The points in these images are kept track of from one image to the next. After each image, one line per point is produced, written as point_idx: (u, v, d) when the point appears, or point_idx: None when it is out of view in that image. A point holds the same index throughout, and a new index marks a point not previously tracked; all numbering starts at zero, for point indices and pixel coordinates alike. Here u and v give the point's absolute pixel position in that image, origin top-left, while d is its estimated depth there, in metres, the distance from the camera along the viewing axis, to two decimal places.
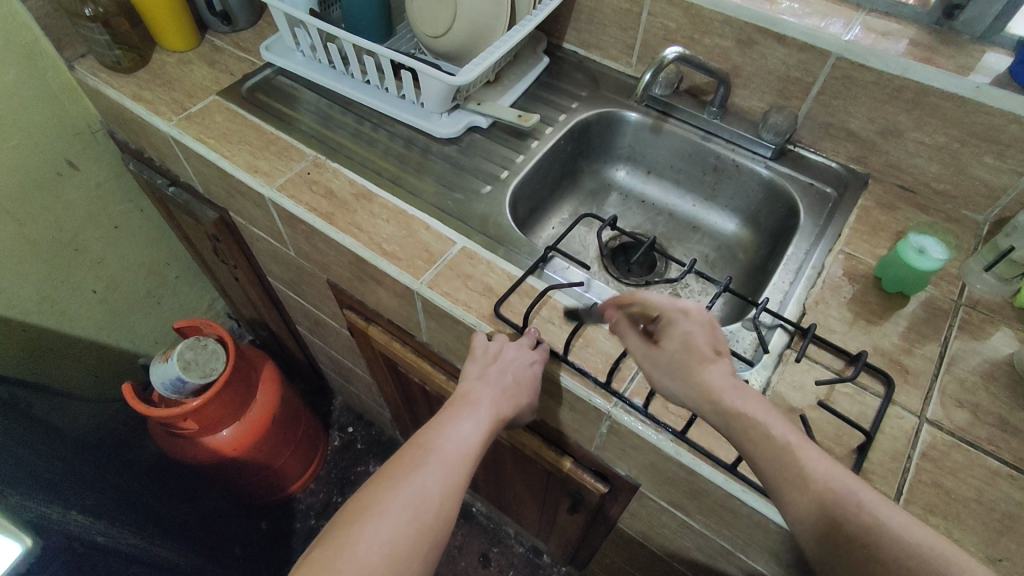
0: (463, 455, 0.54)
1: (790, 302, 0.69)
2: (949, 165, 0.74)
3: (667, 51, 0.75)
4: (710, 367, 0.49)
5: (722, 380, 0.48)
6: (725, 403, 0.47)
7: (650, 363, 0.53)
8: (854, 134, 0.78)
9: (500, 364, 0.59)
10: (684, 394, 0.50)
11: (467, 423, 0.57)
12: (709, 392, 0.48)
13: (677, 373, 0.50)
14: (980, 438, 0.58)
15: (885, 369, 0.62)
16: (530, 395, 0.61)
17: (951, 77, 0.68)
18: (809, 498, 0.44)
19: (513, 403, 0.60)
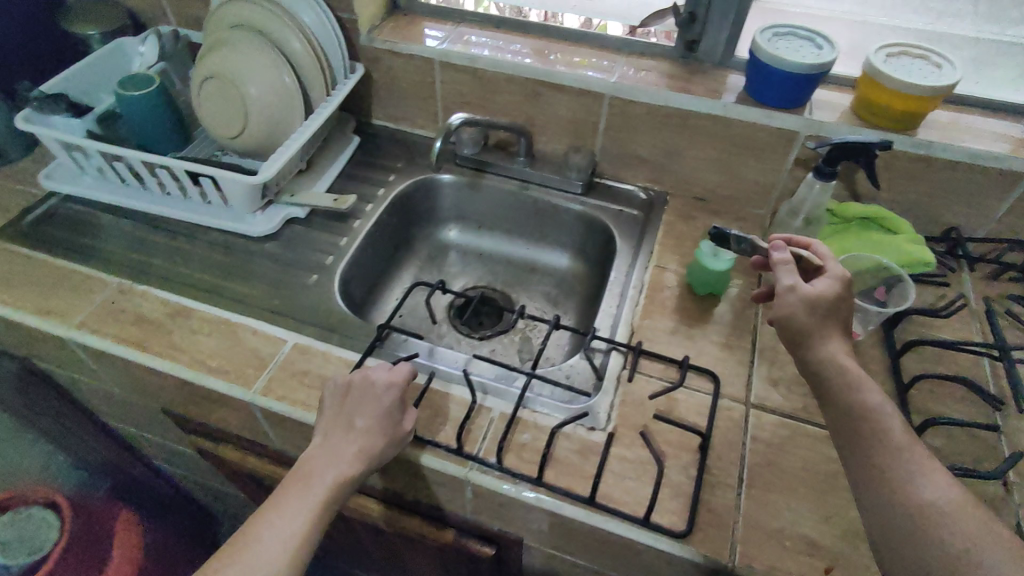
0: (302, 521, 0.53)
1: (620, 324, 0.73)
2: (724, 173, 0.83)
3: (453, 118, 0.79)
4: (834, 344, 0.52)
5: (844, 356, 0.52)
6: (845, 366, 0.51)
7: (792, 293, 0.55)
8: (644, 160, 0.86)
9: (350, 406, 0.58)
10: (813, 338, 0.53)
11: (310, 496, 0.54)
12: (835, 355, 0.52)
13: (818, 308, 0.53)
14: (797, 410, 0.65)
15: (711, 369, 0.67)
16: (388, 437, 0.57)
17: (702, 101, 0.78)
18: (843, 389, 0.50)
19: (366, 454, 0.56)
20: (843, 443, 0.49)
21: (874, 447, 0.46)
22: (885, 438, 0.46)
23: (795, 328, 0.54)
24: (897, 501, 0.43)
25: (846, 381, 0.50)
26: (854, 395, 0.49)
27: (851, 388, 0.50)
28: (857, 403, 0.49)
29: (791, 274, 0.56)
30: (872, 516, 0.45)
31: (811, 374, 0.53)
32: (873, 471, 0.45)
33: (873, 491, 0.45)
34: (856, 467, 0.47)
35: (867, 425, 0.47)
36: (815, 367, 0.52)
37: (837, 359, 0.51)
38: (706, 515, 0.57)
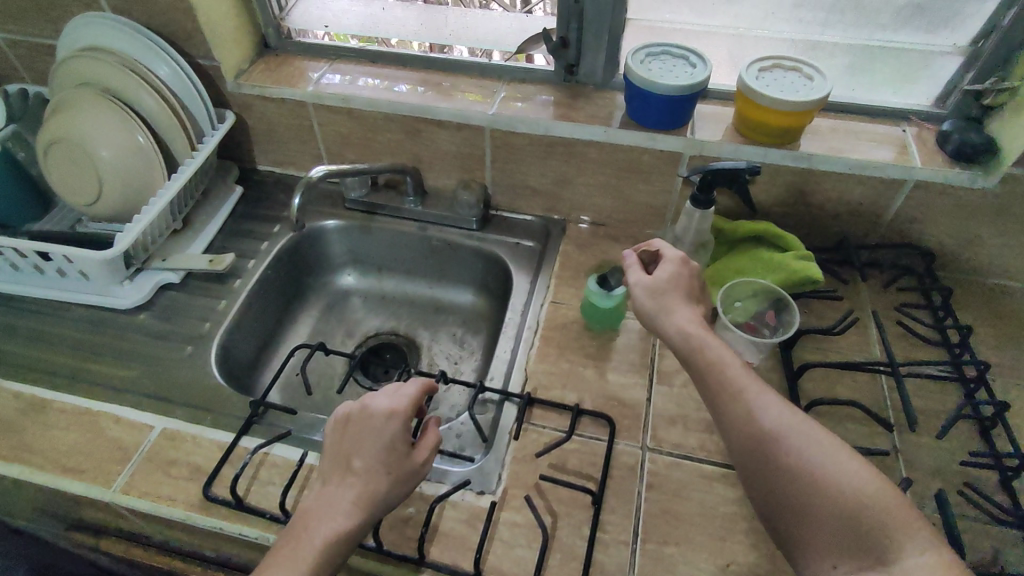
0: None
1: (514, 371, 0.70)
2: (617, 198, 0.81)
3: (313, 171, 0.73)
4: (685, 316, 0.57)
5: (693, 324, 0.56)
6: (696, 334, 0.55)
7: (637, 285, 0.60)
8: (537, 189, 0.84)
9: (351, 444, 0.55)
10: (664, 318, 0.57)
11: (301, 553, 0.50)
12: (686, 326, 0.56)
13: (663, 290, 0.59)
14: (693, 448, 0.63)
15: (606, 414, 0.65)
16: (392, 478, 0.54)
17: (583, 128, 0.74)
18: (696, 356, 0.54)
19: (364, 500, 0.52)
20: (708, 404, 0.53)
21: (733, 404, 0.51)
22: (736, 395, 0.51)
23: (648, 311, 0.59)
24: (754, 438, 0.49)
25: (698, 347, 0.54)
26: (705, 360, 0.53)
27: (701, 354, 0.54)
28: (711, 355, 0.54)
29: (637, 269, 0.62)
30: (739, 456, 0.50)
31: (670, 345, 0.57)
32: (728, 413, 0.51)
33: (732, 432, 0.50)
34: (715, 413, 0.52)
35: (723, 386, 0.52)
36: (671, 337, 0.57)
37: (689, 324, 0.56)
38: None
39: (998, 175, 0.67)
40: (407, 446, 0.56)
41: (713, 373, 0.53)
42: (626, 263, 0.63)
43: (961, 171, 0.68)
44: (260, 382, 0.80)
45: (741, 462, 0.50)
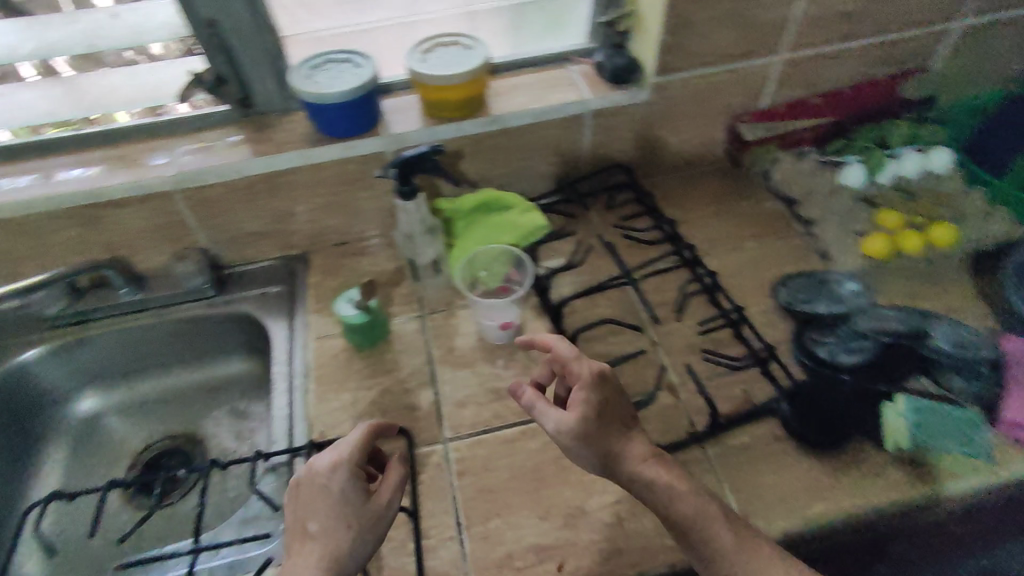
0: None
1: (297, 422, 0.66)
2: (346, 213, 0.80)
3: None
4: (631, 451, 0.54)
5: (637, 456, 0.54)
6: (654, 479, 0.52)
7: (566, 434, 0.53)
8: (262, 233, 0.79)
9: (306, 506, 0.51)
10: (623, 472, 0.53)
11: None
12: (643, 479, 0.53)
13: (593, 438, 0.53)
14: (489, 419, 0.65)
15: (400, 424, 0.64)
16: (353, 530, 0.50)
17: (280, 157, 0.71)
18: (676, 501, 0.52)
19: (329, 560, 0.48)
20: (685, 534, 0.51)
21: (722, 537, 0.50)
22: (715, 521, 0.51)
23: (591, 458, 0.53)
24: None
25: (662, 488, 0.52)
26: (672, 498, 0.52)
27: (674, 494, 0.52)
28: (668, 493, 0.52)
29: (547, 409, 0.55)
30: None
31: (636, 489, 0.53)
32: (716, 546, 0.50)
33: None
34: (694, 550, 0.51)
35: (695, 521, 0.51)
36: (630, 479, 0.53)
37: (634, 463, 0.53)
38: None
39: (647, 85, 0.76)
40: (366, 494, 0.52)
41: (693, 512, 0.51)
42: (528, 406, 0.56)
43: (623, 92, 0.76)
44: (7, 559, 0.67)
45: None
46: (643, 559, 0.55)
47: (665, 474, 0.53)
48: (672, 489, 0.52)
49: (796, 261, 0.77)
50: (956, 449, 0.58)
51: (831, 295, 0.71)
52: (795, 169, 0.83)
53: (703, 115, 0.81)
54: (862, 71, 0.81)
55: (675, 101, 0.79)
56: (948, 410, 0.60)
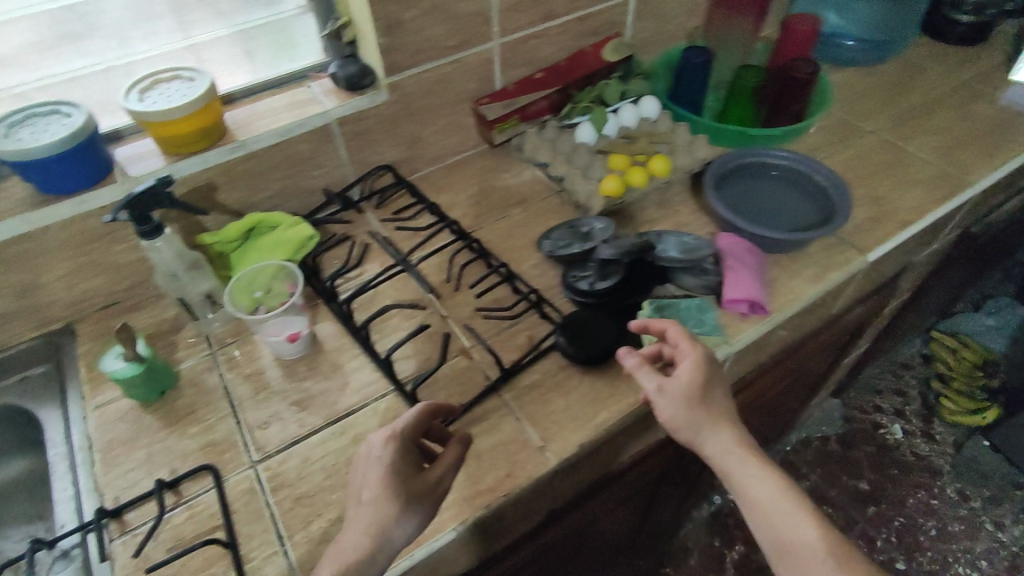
0: None
1: (86, 499, 0.61)
2: (105, 271, 0.74)
3: None
4: (715, 434, 0.59)
5: (725, 452, 0.59)
6: (744, 470, 0.58)
7: (666, 399, 0.60)
8: (6, 314, 0.71)
9: (364, 481, 0.54)
10: (706, 440, 0.59)
11: None
12: (724, 449, 0.59)
13: (697, 405, 0.59)
14: (297, 431, 0.65)
15: (203, 463, 0.62)
16: (400, 501, 0.52)
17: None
18: (738, 466, 0.58)
19: (375, 531, 0.50)
20: (741, 489, 0.58)
21: (773, 507, 0.56)
22: (779, 504, 0.56)
23: (679, 422, 0.60)
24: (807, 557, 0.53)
25: (731, 455, 0.59)
26: (775, 495, 0.57)
27: (739, 458, 0.58)
28: (748, 464, 0.58)
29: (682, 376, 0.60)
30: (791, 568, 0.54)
31: (708, 452, 0.60)
32: (757, 502, 0.57)
33: (767, 521, 0.56)
34: (737, 495, 0.59)
35: (777, 503, 0.56)
36: (710, 446, 0.60)
37: (732, 432, 0.60)
38: None
39: (383, 86, 0.81)
40: (415, 469, 0.55)
41: (762, 498, 0.57)
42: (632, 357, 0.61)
43: (362, 96, 0.81)
44: None
45: (778, 554, 0.55)
46: (462, 508, 0.59)
47: (775, 481, 0.57)
48: (744, 459, 0.58)
49: (555, 216, 0.86)
50: (686, 331, 0.69)
51: (580, 236, 0.79)
52: (539, 138, 0.93)
53: (445, 105, 0.89)
54: (571, 44, 0.94)
55: (415, 96, 0.85)
56: (670, 305, 0.71)
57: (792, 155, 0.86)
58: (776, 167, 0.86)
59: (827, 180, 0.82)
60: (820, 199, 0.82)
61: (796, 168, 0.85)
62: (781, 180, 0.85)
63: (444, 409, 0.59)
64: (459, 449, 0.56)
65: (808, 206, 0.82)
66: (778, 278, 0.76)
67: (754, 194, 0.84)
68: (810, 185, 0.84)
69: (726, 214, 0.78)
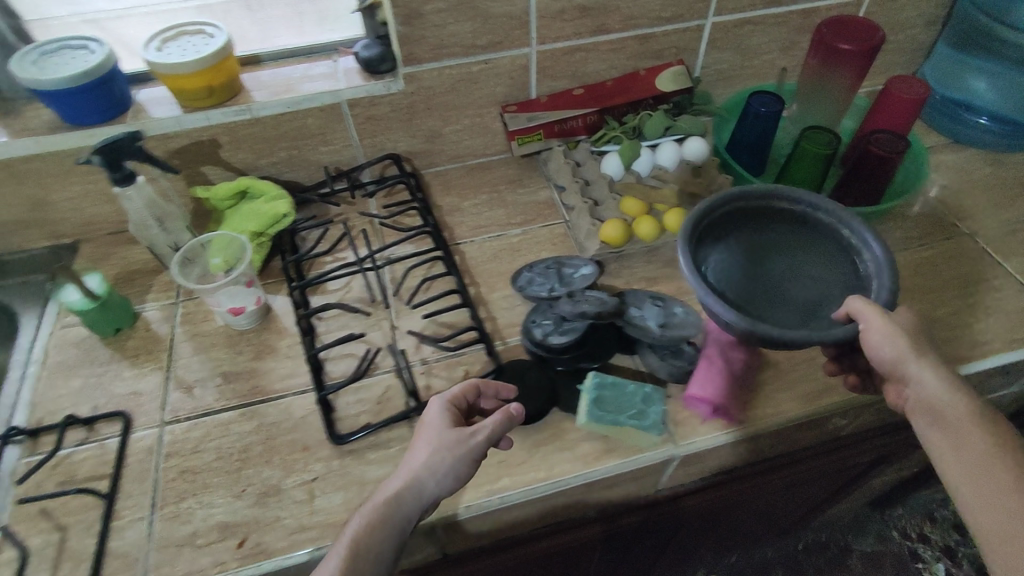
0: (354, 529, 0.50)
1: (22, 407, 0.67)
2: (109, 202, 0.80)
3: None
4: (925, 373, 0.51)
5: (932, 394, 0.51)
6: (965, 416, 0.49)
7: (873, 332, 0.51)
8: (23, 220, 0.78)
9: (416, 436, 0.57)
10: (916, 376, 0.51)
11: (364, 511, 0.51)
12: (945, 406, 0.50)
13: (901, 341, 0.51)
14: (211, 403, 0.66)
15: (119, 409, 0.65)
16: (431, 448, 0.54)
17: (17, 145, 0.72)
18: (969, 426, 0.49)
19: (405, 473, 0.53)
20: (958, 448, 0.49)
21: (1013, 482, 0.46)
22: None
23: (886, 358, 0.52)
24: None
25: (958, 413, 0.50)
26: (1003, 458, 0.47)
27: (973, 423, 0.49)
28: (962, 423, 0.49)
29: (886, 331, 0.50)
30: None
31: (922, 409, 0.52)
32: (996, 480, 0.47)
33: (1001, 498, 0.46)
34: (956, 461, 0.49)
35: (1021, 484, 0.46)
36: (925, 399, 0.51)
37: (955, 383, 0.51)
38: (115, 563, 0.55)
39: (401, 76, 0.78)
40: (457, 426, 0.56)
41: (996, 473, 0.47)
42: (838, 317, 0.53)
43: (378, 82, 0.78)
44: None
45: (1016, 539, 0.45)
46: (324, 535, 0.57)
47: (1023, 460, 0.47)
48: (984, 426, 0.49)
49: (550, 247, 0.79)
50: (625, 419, 0.60)
51: (561, 278, 0.71)
52: (565, 159, 0.85)
53: (469, 105, 0.84)
54: (621, 63, 0.85)
55: (434, 91, 0.80)
56: (615, 384, 0.63)
57: (832, 203, 0.59)
58: (810, 216, 0.60)
59: (876, 262, 0.56)
60: (852, 283, 0.57)
61: (828, 221, 0.59)
62: (808, 234, 0.60)
63: (498, 387, 0.61)
64: (503, 414, 0.56)
65: (826, 283, 0.58)
66: (766, 385, 0.65)
67: (761, 260, 0.59)
68: (852, 260, 0.58)
69: (689, 276, 0.54)
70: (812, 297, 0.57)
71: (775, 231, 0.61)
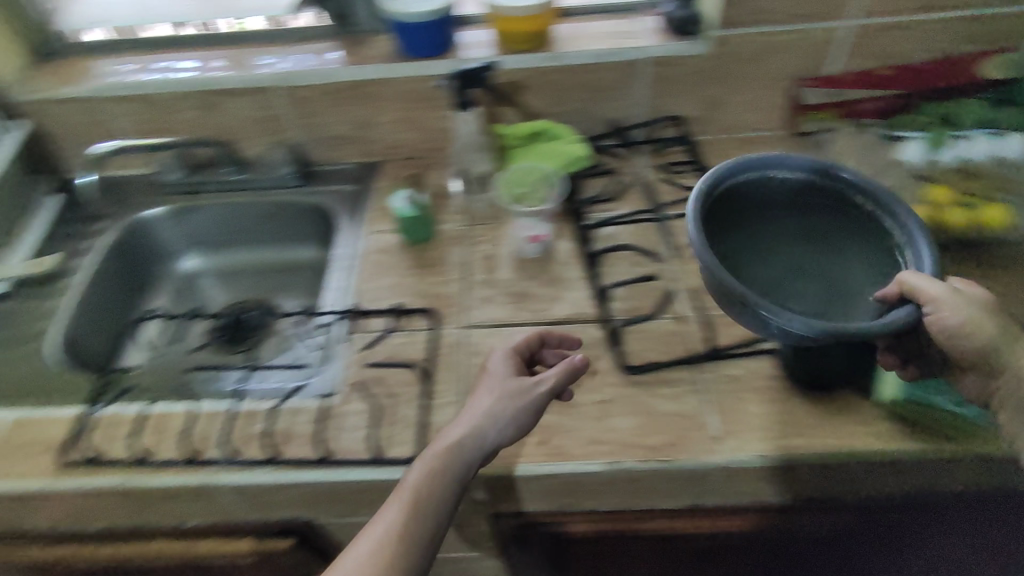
0: (419, 473, 0.53)
1: (347, 293, 0.77)
2: (417, 129, 0.89)
3: (97, 148, 0.82)
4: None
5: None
6: None
7: (952, 313, 0.53)
8: (347, 136, 0.90)
9: (478, 384, 0.61)
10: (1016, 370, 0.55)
11: (425, 460, 0.54)
12: None
13: (989, 322, 0.55)
14: (506, 318, 0.72)
15: (430, 308, 0.73)
16: (495, 397, 0.58)
17: (365, 70, 0.82)
18: None
19: (468, 421, 0.56)
20: None
21: None
22: None
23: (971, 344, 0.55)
24: None
25: None
26: None
27: None
28: None
29: (956, 309, 0.53)
30: None
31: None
32: None
33: None
34: None
35: None
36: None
37: None
38: (436, 434, 0.63)
39: (711, 39, 0.80)
40: (519, 376, 0.60)
41: None
42: (887, 294, 0.56)
43: (686, 42, 0.80)
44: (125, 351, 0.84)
45: None
46: (617, 452, 0.62)
47: None
48: None
49: None
50: (945, 405, 0.61)
51: None
52: (853, 139, 0.81)
53: (764, 75, 0.83)
54: (937, 46, 0.80)
55: (736, 57, 0.81)
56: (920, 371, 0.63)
57: (873, 178, 0.63)
58: (855, 202, 0.63)
59: (917, 254, 0.58)
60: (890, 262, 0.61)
61: (871, 204, 0.62)
62: (849, 233, 0.64)
63: (561, 336, 0.66)
64: (567, 366, 0.60)
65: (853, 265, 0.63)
66: None
67: (798, 263, 0.66)
68: (894, 255, 0.61)
69: (717, 272, 0.57)
70: (874, 273, 0.62)
71: (795, 246, 0.67)
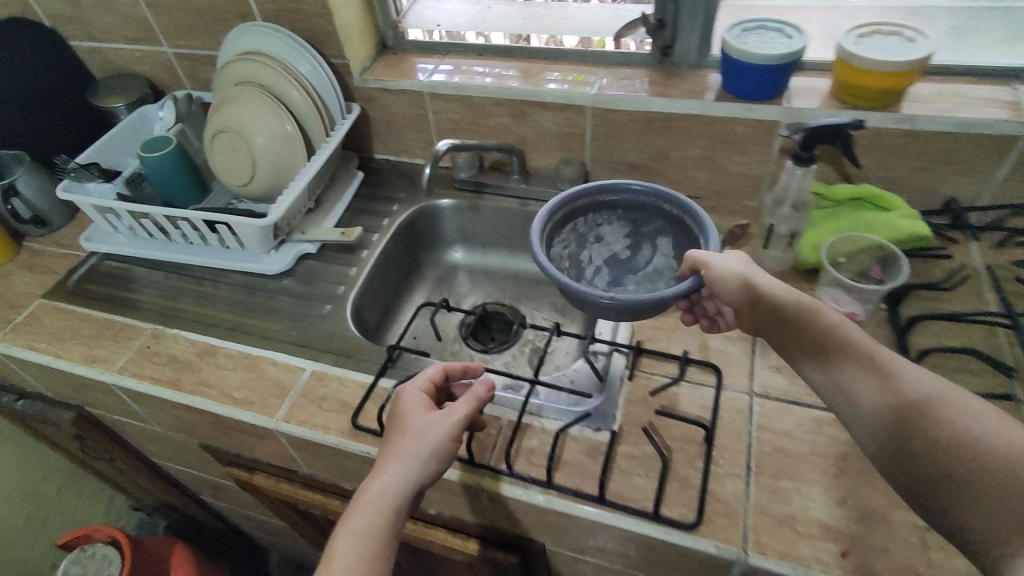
0: (354, 543, 0.48)
1: (622, 326, 0.75)
2: (713, 170, 0.85)
3: (440, 145, 0.84)
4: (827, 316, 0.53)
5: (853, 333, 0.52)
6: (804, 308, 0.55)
7: (724, 266, 0.59)
8: (635, 165, 0.89)
9: (392, 429, 0.57)
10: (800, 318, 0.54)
11: (351, 525, 0.49)
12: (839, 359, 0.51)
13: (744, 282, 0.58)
14: (802, 395, 0.65)
15: (713, 363, 0.69)
16: (408, 434, 0.54)
17: (683, 103, 0.79)
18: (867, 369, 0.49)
19: (391, 471, 0.52)
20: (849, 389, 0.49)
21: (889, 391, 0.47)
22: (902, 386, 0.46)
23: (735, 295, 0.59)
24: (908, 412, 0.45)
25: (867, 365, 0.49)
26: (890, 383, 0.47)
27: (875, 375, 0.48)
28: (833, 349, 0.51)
29: (729, 269, 0.58)
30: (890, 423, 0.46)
31: (835, 375, 0.51)
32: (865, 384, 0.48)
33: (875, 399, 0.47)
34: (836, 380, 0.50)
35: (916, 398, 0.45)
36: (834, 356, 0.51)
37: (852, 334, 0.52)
38: (716, 505, 0.58)
39: None
40: (428, 409, 0.57)
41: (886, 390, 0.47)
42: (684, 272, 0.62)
43: None
44: (389, 326, 0.91)
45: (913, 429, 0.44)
46: None
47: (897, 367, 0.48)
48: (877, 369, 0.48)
49: None
50: None
51: None
52: None
53: None
54: None
55: None
56: None
57: (645, 188, 0.70)
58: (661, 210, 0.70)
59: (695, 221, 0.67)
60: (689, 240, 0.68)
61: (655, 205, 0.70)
62: (664, 223, 0.70)
63: (466, 366, 0.63)
64: (473, 399, 0.57)
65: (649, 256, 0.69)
66: None
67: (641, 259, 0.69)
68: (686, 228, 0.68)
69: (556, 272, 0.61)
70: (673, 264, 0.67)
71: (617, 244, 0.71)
